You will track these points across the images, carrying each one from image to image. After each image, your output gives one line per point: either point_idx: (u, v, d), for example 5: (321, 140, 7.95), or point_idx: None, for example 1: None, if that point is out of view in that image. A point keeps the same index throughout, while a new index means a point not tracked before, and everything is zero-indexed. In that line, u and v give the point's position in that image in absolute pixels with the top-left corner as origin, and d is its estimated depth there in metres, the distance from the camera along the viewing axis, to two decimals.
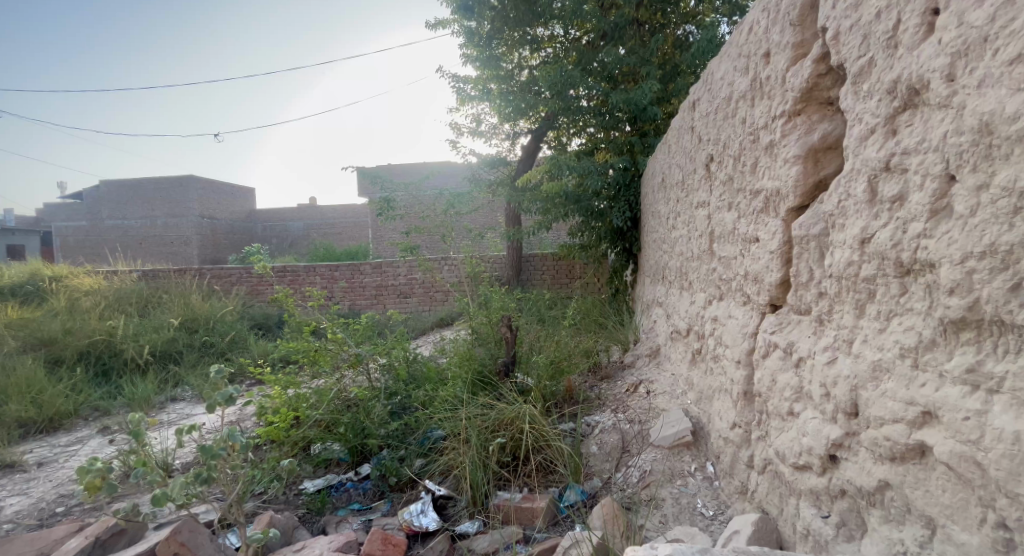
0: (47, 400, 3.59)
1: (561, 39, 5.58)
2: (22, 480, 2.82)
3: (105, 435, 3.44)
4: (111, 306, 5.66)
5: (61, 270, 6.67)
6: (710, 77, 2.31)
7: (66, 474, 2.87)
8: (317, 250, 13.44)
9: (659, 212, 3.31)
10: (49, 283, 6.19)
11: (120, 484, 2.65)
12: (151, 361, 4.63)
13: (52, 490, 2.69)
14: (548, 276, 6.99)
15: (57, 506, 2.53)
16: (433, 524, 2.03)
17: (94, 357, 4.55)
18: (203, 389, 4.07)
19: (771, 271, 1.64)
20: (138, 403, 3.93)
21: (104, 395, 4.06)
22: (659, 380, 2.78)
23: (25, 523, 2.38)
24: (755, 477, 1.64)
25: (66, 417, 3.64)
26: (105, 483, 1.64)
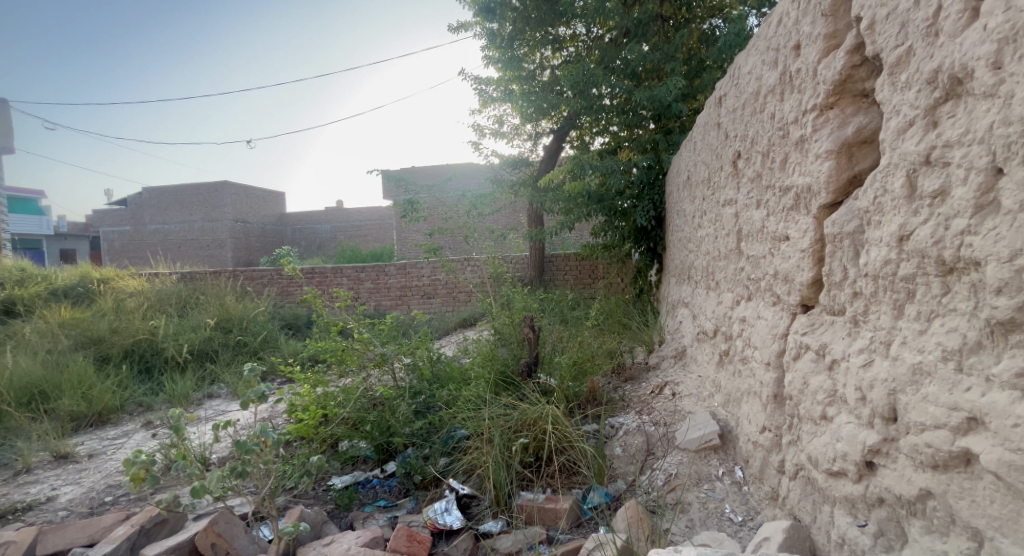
0: (96, 394, 3.75)
1: (583, 38, 5.55)
2: (75, 471, 2.94)
3: (148, 429, 3.57)
4: (154, 306, 5.88)
5: (108, 272, 6.97)
6: (736, 71, 2.26)
7: (114, 465, 2.98)
8: (343, 252, 13.68)
9: (684, 211, 3.25)
10: (98, 286, 6.47)
11: (163, 477, 2.74)
12: (189, 359, 4.78)
13: (101, 480, 2.79)
14: (571, 276, 6.94)
15: (105, 495, 2.63)
16: (457, 522, 2.04)
17: (138, 354, 4.72)
18: (237, 386, 4.18)
19: (802, 270, 1.59)
20: (178, 399, 4.06)
21: (147, 392, 4.21)
22: (685, 382, 2.72)
23: (78, 511, 2.48)
24: (787, 482, 1.59)
25: (113, 411, 3.79)
26: (148, 474, 1.78)
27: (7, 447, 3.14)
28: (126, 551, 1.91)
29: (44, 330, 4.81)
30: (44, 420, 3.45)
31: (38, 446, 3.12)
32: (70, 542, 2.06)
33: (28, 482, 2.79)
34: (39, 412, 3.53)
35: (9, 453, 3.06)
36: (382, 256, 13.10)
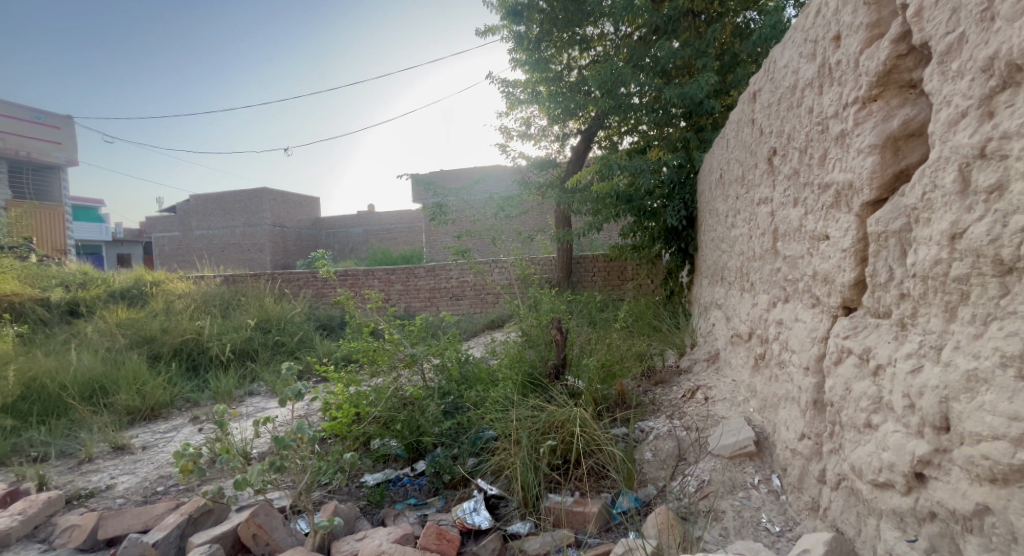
0: (149, 390, 3.91)
1: (611, 37, 5.50)
2: (131, 461, 3.07)
3: (195, 424, 3.70)
4: (200, 308, 6.10)
5: (159, 276, 7.29)
6: (772, 65, 2.19)
7: (165, 457, 3.09)
8: (373, 254, 13.92)
9: (717, 210, 3.17)
10: (150, 288, 6.78)
11: (209, 470, 2.83)
12: (231, 358, 4.94)
13: (154, 471, 2.90)
14: (599, 277, 6.86)
15: (158, 485, 2.72)
16: (486, 522, 2.02)
17: (186, 352, 4.91)
18: (276, 384, 4.29)
19: (843, 271, 1.52)
20: (222, 396, 4.19)
21: (194, 388, 4.37)
22: (718, 386, 2.64)
23: (133, 499, 2.59)
24: (829, 493, 1.53)
25: (164, 406, 3.95)
26: (196, 466, 1.88)
27: (71, 438, 3.30)
28: (175, 539, 1.97)
29: (103, 329, 5.05)
30: (103, 413, 3.61)
31: (99, 437, 3.27)
32: (125, 529, 2.14)
33: (89, 471, 2.93)
34: (99, 405, 3.71)
35: (73, 443, 3.22)
36: (411, 258, 13.27)
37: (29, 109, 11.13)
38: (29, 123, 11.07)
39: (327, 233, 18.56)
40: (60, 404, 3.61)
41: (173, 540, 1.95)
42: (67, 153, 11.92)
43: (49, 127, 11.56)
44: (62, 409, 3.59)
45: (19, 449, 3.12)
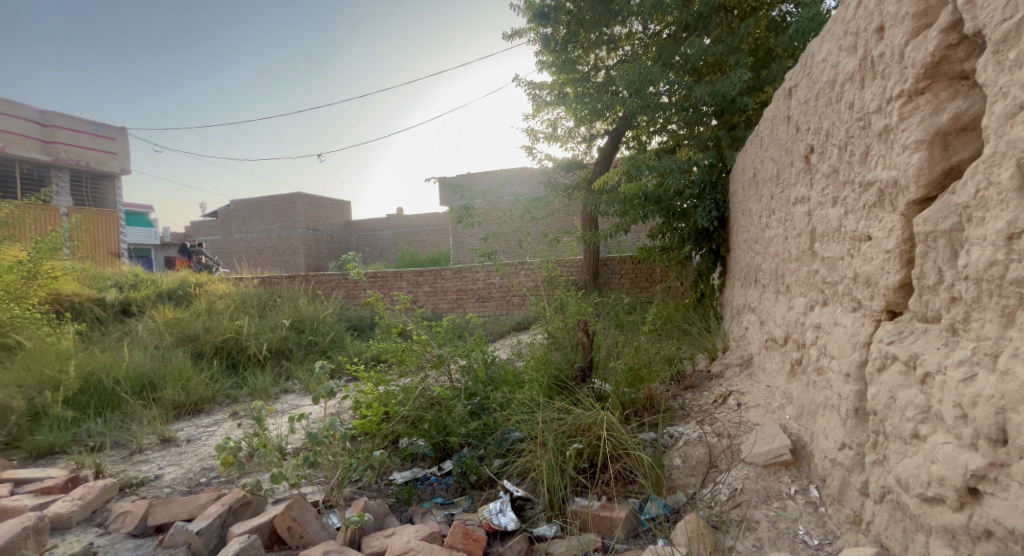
0: (193, 385, 4.05)
1: (640, 35, 5.42)
2: (177, 453, 3.18)
3: (235, 419, 3.80)
4: (240, 308, 6.28)
5: (201, 278, 7.55)
6: (809, 60, 2.11)
7: (207, 450, 3.19)
8: (402, 257, 14.10)
9: (750, 210, 3.08)
10: (194, 289, 7.03)
11: (248, 463, 2.89)
12: (268, 356, 5.08)
13: (196, 463, 2.99)
14: (627, 280, 6.76)
15: (201, 477, 2.81)
16: (512, 523, 2.01)
17: (226, 350, 5.06)
18: (309, 382, 4.37)
19: (887, 273, 1.45)
20: (258, 393, 4.30)
21: (233, 385, 4.50)
22: (752, 392, 2.56)
23: (178, 489, 2.67)
24: (872, 506, 1.45)
25: (207, 401, 4.08)
26: (236, 459, 1.99)
27: (123, 429, 3.44)
28: (217, 528, 2.02)
29: (152, 327, 5.26)
30: (151, 407, 3.75)
31: (148, 429, 3.40)
32: (171, 517, 2.21)
33: (139, 461, 3.04)
34: (148, 399, 3.86)
35: (125, 435, 3.35)
36: (438, 260, 13.40)
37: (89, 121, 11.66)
38: (89, 135, 11.55)
39: (356, 235, 18.91)
40: (114, 398, 3.78)
41: (215, 529, 2.01)
42: (123, 162, 12.42)
43: (105, 139, 11.98)
44: (115, 402, 3.75)
45: (76, 439, 3.27)
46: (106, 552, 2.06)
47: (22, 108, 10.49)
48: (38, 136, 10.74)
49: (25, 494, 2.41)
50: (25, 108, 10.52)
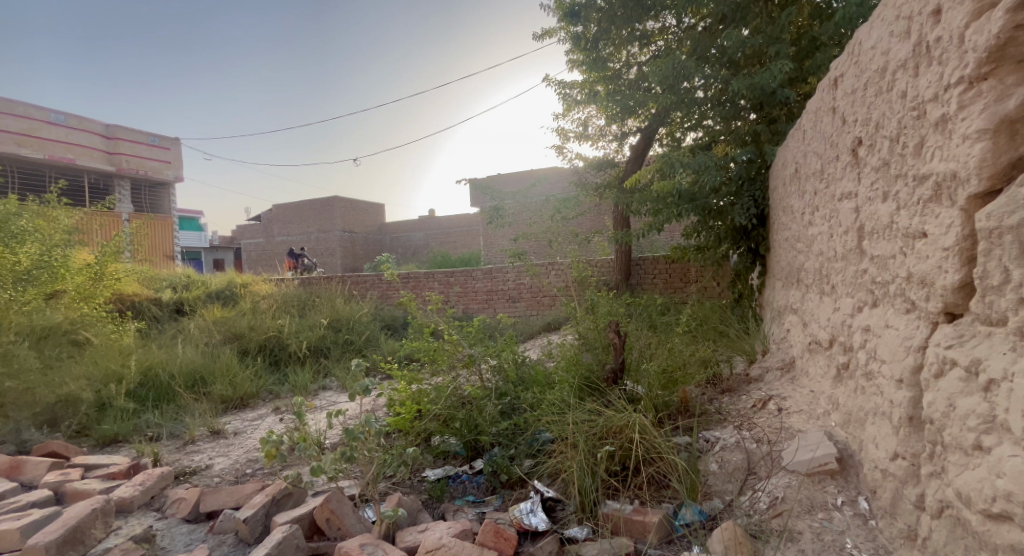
0: (239, 381, 4.19)
1: (673, 30, 5.31)
2: (225, 444, 3.29)
3: (277, 414, 3.90)
4: (282, 307, 6.48)
5: (247, 278, 7.83)
6: (856, 48, 2.01)
7: (252, 443, 3.28)
8: (434, 258, 14.28)
9: (792, 207, 2.96)
10: (240, 289, 7.29)
11: (290, 456, 2.96)
12: (307, 354, 5.21)
13: (243, 454, 3.08)
14: (660, 280, 6.62)
15: (247, 467, 2.89)
16: (543, 524, 1.98)
17: (268, 348, 5.22)
18: (346, 379, 4.46)
19: (944, 273, 1.36)
20: (298, 389, 4.42)
21: (275, 381, 4.63)
22: (794, 397, 2.45)
23: (226, 478, 2.76)
24: (929, 521, 1.37)
25: (252, 396, 4.21)
26: (278, 452, 2.07)
27: (178, 421, 3.60)
28: (261, 517, 2.07)
29: (202, 324, 5.47)
30: (202, 400, 3.90)
31: (200, 421, 3.54)
32: (219, 505, 2.28)
33: (192, 451, 3.17)
34: (198, 393, 4.02)
35: (179, 426, 3.51)
36: (469, 261, 13.53)
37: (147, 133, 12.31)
38: (146, 145, 12.20)
39: (389, 237, 19.22)
40: (170, 392, 3.96)
41: (260, 518, 2.06)
42: (177, 171, 12.94)
43: (161, 149, 12.57)
44: (171, 396, 3.93)
45: (137, 429, 3.43)
46: (162, 536, 2.15)
47: (89, 123, 11.10)
48: (104, 149, 11.35)
49: (92, 478, 2.54)
50: (91, 122, 11.12)
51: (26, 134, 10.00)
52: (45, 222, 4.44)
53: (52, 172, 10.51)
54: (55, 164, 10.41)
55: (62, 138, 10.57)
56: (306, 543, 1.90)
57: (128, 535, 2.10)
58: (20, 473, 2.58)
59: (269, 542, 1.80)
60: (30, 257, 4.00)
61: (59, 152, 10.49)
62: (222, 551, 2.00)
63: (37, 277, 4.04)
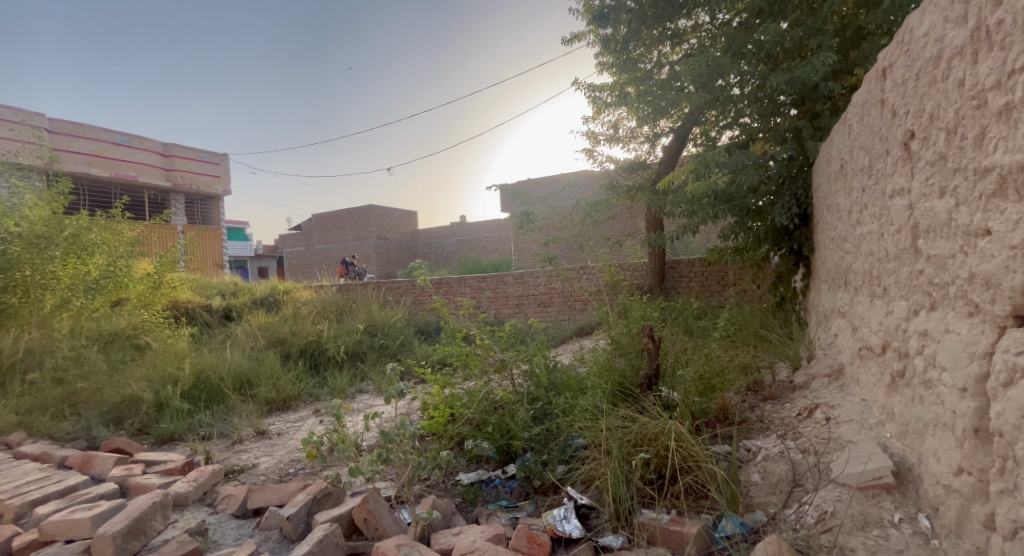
0: (282, 383, 4.31)
1: (707, 27, 5.17)
2: (269, 444, 3.36)
3: (318, 416, 3.98)
4: (321, 312, 6.64)
5: (289, 285, 8.07)
6: (907, 35, 1.91)
7: (295, 443, 3.34)
8: (466, 263, 14.38)
9: (838, 205, 2.83)
10: (283, 296, 7.52)
11: (331, 457, 3.00)
12: (345, 358, 5.31)
13: (287, 454, 3.14)
14: (696, 283, 6.43)
15: (289, 467, 2.95)
16: (577, 531, 1.94)
17: (308, 352, 5.35)
18: (382, 383, 4.51)
19: (1012, 273, 1.25)
20: (337, 392, 4.50)
21: (316, 384, 4.73)
22: (843, 405, 2.33)
23: (271, 477, 2.83)
24: (1000, 542, 1.27)
25: (294, 399, 4.31)
26: (319, 452, 2.12)
27: (228, 421, 3.71)
28: (303, 515, 2.11)
29: (248, 329, 5.65)
30: (248, 402, 4.02)
31: (247, 422, 3.64)
32: (266, 502, 2.33)
33: (240, 450, 3.26)
34: (246, 396, 4.14)
35: (228, 426, 3.62)
36: (500, 265, 13.60)
37: (199, 150, 12.89)
38: (199, 162, 12.78)
39: (422, 243, 19.45)
40: (220, 393, 4.10)
41: (302, 516, 2.09)
42: (226, 185, 13.45)
43: (211, 164, 13.13)
44: (221, 397, 4.05)
45: (191, 428, 3.56)
46: (214, 530, 2.22)
47: (150, 142, 11.76)
48: (162, 166, 11.97)
49: (152, 473, 2.65)
50: (150, 141, 11.76)
51: (95, 155, 10.64)
52: (111, 235, 4.67)
53: (117, 190, 11.19)
54: (120, 182, 11.05)
55: (126, 158, 11.19)
56: (345, 542, 1.92)
57: (185, 528, 2.18)
58: (90, 467, 2.70)
59: (311, 539, 1.82)
60: (97, 267, 4.39)
61: (123, 170, 11.09)
62: (267, 547, 2.04)
63: (104, 286, 4.38)
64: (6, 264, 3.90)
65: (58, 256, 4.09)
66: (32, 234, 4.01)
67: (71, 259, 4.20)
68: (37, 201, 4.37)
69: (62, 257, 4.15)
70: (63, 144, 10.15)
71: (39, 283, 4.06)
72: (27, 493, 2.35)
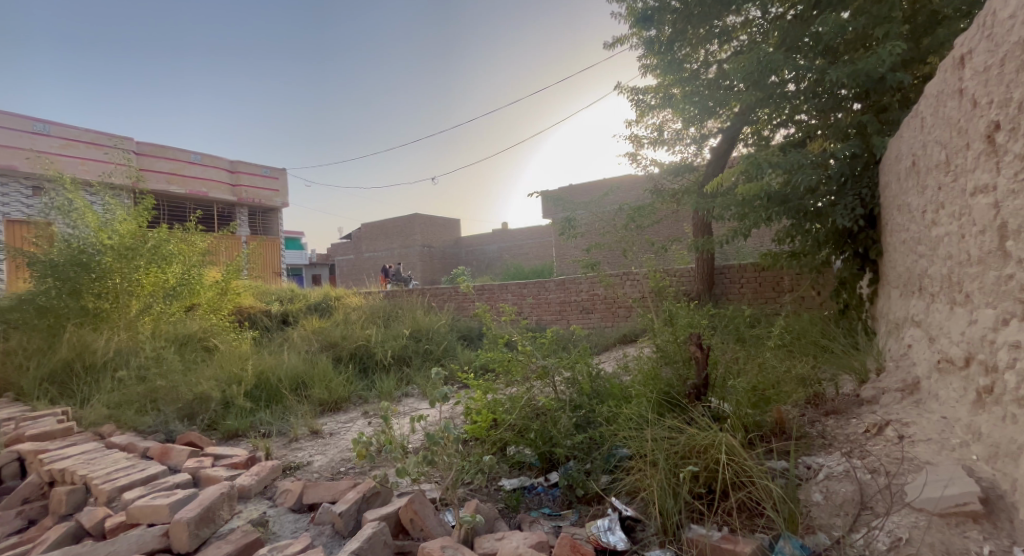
0: (333, 385, 4.42)
1: (759, 21, 4.89)
2: (322, 443, 3.44)
3: (366, 418, 4.05)
4: (369, 318, 6.79)
5: (340, 291, 8.30)
6: (989, 19, 1.75)
7: (346, 444, 3.41)
8: (508, 270, 14.44)
9: (910, 204, 2.62)
10: (335, 302, 7.76)
11: (379, 457, 3.03)
12: (392, 363, 5.40)
13: (338, 454, 3.21)
14: (749, 289, 6.15)
15: (341, 466, 2.99)
16: (621, 544, 1.87)
17: (357, 356, 5.47)
18: (427, 386, 4.55)
19: None
20: (385, 395, 4.58)
21: (365, 387, 4.83)
22: (920, 421, 2.14)
23: (324, 474, 2.88)
24: None
25: (344, 400, 4.40)
26: (368, 453, 2.14)
27: (285, 420, 3.83)
28: (354, 513, 2.13)
29: (304, 334, 5.83)
30: (304, 402, 4.14)
31: (302, 422, 3.74)
32: (319, 498, 2.37)
33: (295, 448, 3.36)
34: (301, 397, 4.27)
35: (286, 425, 3.73)
36: (542, 271, 13.57)
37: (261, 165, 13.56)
38: (262, 177, 13.45)
39: (464, 250, 19.64)
40: (278, 393, 4.23)
41: (353, 514, 2.12)
42: (284, 199, 14.05)
43: (272, 179, 13.79)
44: (280, 397, 4.18)
45: (253, 426, 3.69)
46: (273, 522, 2.27)
47: (218, 159, 12.47)
48: (228, 182, 12.68)
49: (220, 466, 2.75)
50: (219, 159, 12.47)
51: (174, 173, 11.37)
52: (186, 245, 4.96)
53: (191, 204, 11.93)
54: (193, 197, 11.78)
55: (199, 175, 11.91)
56: (392, 542, 1.92)
57: (249, 518, 2.24)
58: (168, 458, 2.82)
59: (360, 537, 1.83)
60: (174, 276, 4.73)
61: (197, 186, 11.82)
62: (320, 541, 2.07)
63: (180, 292, 4.77)
64: (99, 272, 4.29)
65: (142, 266, 4.47)
66: (122, 246, 4.41)
67: (153, 269, 4.57)
68: (125, 216, 4.71)
69: (145, 266, 4.53)
70: (148, 164, 10.91)
71: (127, 290, 4.46)
72: (116, 479, 2.49)
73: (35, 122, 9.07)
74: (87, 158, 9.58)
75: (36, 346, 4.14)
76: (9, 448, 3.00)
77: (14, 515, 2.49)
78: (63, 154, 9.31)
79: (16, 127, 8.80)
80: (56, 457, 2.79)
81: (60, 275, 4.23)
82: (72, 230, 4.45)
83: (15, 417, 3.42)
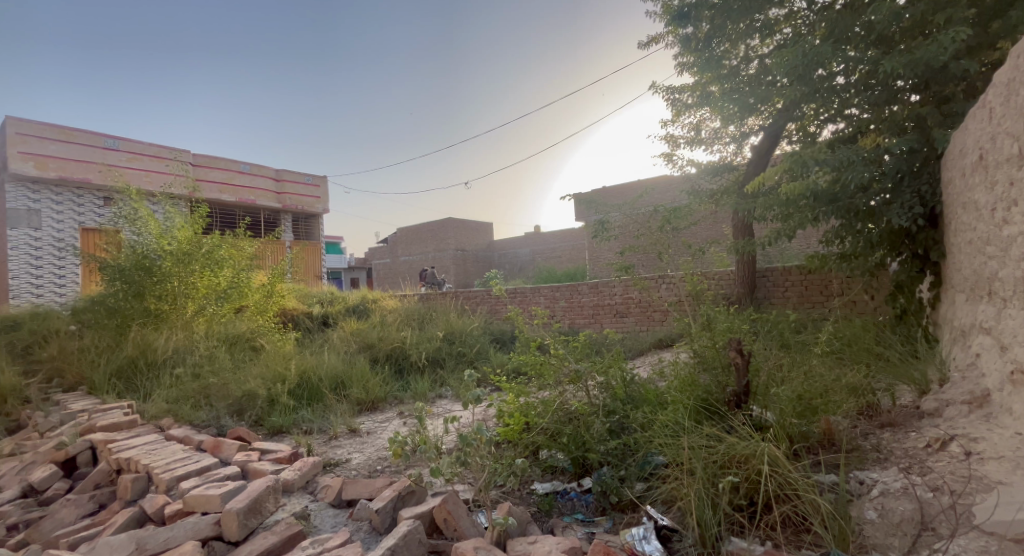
0: (371, 385, 4.48)
1: (804, 13, 4.66)
2: (360, 442, 3.48)
3: (401, 418, 4.08)
4: (404, 320, 6.87)
5: (377, 294, 8.44)
6: None
7: (382, 443, 3.43)
8: (540, 273, 14.41)
9: (977, 199, 2.44)
10: (372, 304, 7.88)
11: (414, 457, 3.04)
12: (426, 365, 5.44)
13: (375, 452, 3.23)
14: (793, 292, 5.91)
15: (378, 465, 3.01)
16: (659, 553, 1.79)
17: (392, 357, 5.53)
18: (460, 388, 4.55)
19: None
20: (419, 395, 4.61)
21: (400, 388, 4.87)
22: (991, 436, 1.98)
23: (362, 472, 2.91)
24: None
25: (380, 400, 4.45)
26: (404, 451, 2.13)
27: (325, 418, 3.89)
28: (390, 510, 2.13)
29: (343, 335, 5.94)
30: (342, 401, 4.20)
31: (341, 420, 3.79)
32: (358, 494, 2.38)
33: (335, 445, 3.41)
34: (340, 396, 4.34)
35: (326, 423, 3.78)
36: (574, 274, 13.46)
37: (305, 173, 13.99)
38: (304, 184, 13.87)
39: (496, 253, 19.68)
40: (319, 392, 4.31)
41: (389, 511, 2.12)
42: (326, 205, 14.44)
43: (315, 186, 14.20)
44: (320, 396, 4.26)
45: (295, 423, 3.77)
46: (314, 516, 2.30)
47: (266, 168, 12.95)
48: (274, 189, 13.13)
49: (266, 461, 2.81)
50: (266, 168, 12.94)
51: (225, 183, 11.88)
52: (236, 250, 5.17)
53: (240, 211, 12.41)
54: (242, 205, 12.26)
55: (248, 184, 12.40)
56: (426, 540, 1.90)
57: (292, 511, 2.28)
58: (220, 451, 2.91)
59: (396, 534, 1.83)
60: (225, 279, 4.92)
61: (246, 194, 12.29)
62: (358, 537, 2.08)
63: (230, 295, 4.95)
64: (159, 276, 4.56)
65: (196, 270, 4.71)
66: (180, 251, 4.66)
67: (207, 272, 4.79)
68: (183, 223, 4.95)
69: (200, 270, 4.76)
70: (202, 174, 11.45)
71: (184, 292, 4.69)
72: (173, 469, 2.58)
73: (108, 139, 9.55)
74: (152, 170, 10.02)
75: (105, 344, 4.36)
76: (83, 437, 3.15)
77: (87, 498, 2.60)
78: (131, 166, 9.76)
79: (91, 143, 9.34)
80: (123, 447, 2.93)
81: (127, 278, 4.54)
82: (137, 237, 4.73)
83: (88, 408, 3.60)
